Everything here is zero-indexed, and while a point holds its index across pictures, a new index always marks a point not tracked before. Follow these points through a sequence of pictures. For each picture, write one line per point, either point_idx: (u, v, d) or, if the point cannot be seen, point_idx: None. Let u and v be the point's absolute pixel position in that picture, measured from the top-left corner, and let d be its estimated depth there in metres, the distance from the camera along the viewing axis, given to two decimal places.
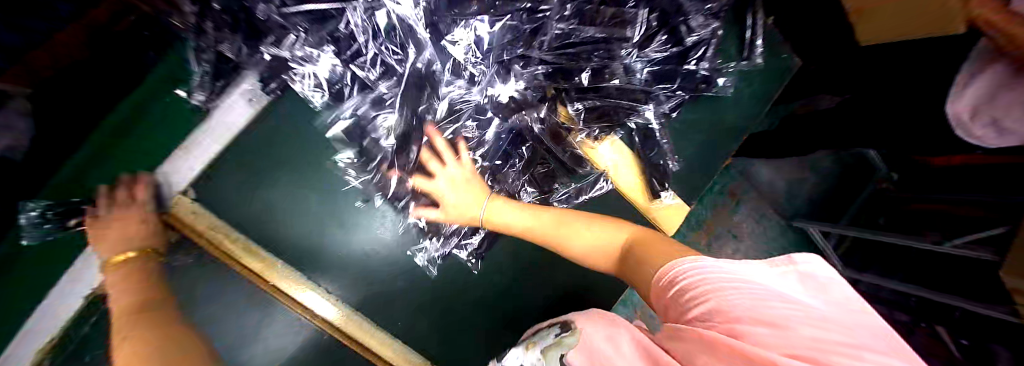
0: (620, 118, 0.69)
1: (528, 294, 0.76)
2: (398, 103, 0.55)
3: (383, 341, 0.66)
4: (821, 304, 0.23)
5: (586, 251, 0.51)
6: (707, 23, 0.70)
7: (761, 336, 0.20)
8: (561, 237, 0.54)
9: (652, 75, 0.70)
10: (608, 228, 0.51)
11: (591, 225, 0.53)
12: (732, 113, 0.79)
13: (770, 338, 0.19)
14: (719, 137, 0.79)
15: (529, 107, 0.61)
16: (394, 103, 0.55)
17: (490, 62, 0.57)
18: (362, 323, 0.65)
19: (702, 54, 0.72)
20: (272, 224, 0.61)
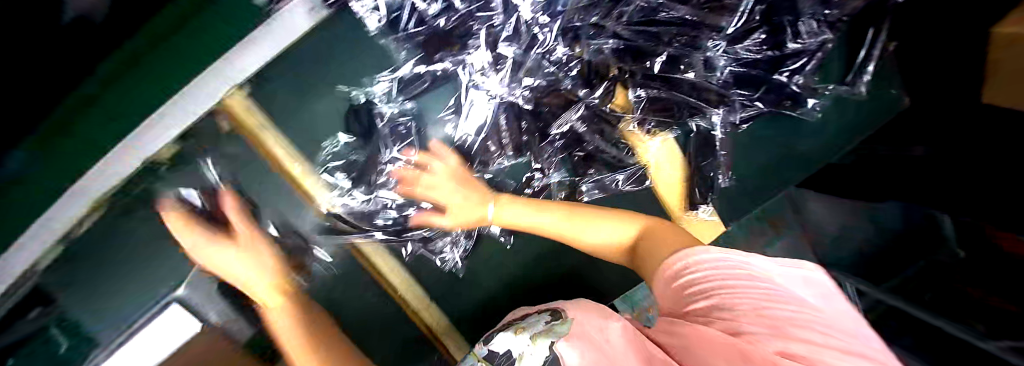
0: (681, 116, 0.63)
1: (535, 269, 0.75)
2: (452, 44, 0.54)
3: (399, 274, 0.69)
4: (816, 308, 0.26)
5: (596, 242, 0.53)
6: (819, 33, 0.60)
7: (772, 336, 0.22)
8: (570, 229, 0.54)
9: (733, 78, 0.62)
10: (618, 224, 0.53)
11: (602, 219, 0.54)
12: (810, 141, 0.70)
13: (783, 339, 0.22)
14: (785, 162, 0.71)
15: (585, 80, 0.57)
16: (450, 44, 0.54)
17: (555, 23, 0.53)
18: (383, 253, 0.68)
19: (800, 67, 0.62)
20: (311, 137, 0.62)
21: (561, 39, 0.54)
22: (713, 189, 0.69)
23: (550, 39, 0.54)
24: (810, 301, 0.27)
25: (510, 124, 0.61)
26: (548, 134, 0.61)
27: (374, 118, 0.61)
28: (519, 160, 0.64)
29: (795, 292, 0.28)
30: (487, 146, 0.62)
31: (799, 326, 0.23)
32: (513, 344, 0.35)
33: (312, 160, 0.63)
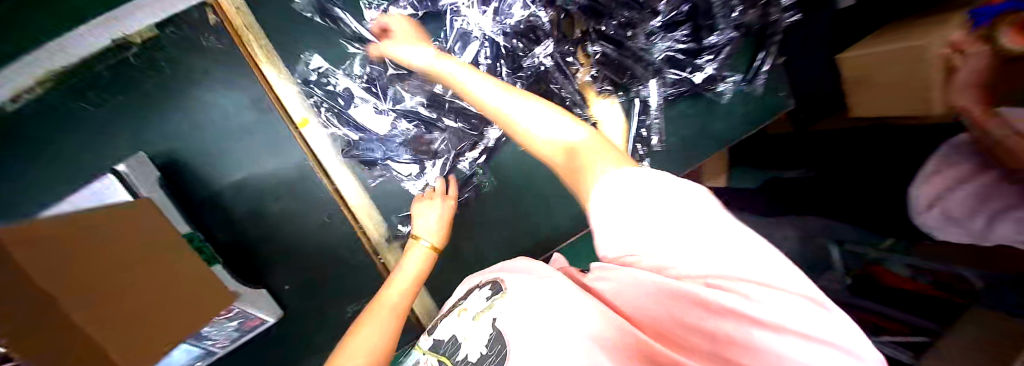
0: (625, 81, 0.77)
1: (493, 211, 0.78)
2: None
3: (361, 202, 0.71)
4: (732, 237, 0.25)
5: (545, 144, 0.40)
6: (725, 31, 0.79)
7: (742, 322, 0.21)
8: (515, 126, 0.43)
9: (667, 59, 0.78)
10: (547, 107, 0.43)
11: (531, 102, 0.44)
12: (721, 122, 0.88)
13: (750, 324, 0.21)
14: (703, 138, 0.87)
15: (550, 34, 0.68)
16: None
17: None
18: (350, 176, 0.70)
19: (714, 57, 0.80)
20: (296, 45, 0.66)
21: None
22: (647, 146, 0.83)
23: None
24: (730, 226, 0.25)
25: (491, 60, 0.68)
26: (520, 74, 0.69)
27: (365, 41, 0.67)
28: None
29: (727, 227, 0.24)
30: None
31: (740, 308, 0.21)
32: (457, 330, 0.38)
33: (295, 77, 0.66)
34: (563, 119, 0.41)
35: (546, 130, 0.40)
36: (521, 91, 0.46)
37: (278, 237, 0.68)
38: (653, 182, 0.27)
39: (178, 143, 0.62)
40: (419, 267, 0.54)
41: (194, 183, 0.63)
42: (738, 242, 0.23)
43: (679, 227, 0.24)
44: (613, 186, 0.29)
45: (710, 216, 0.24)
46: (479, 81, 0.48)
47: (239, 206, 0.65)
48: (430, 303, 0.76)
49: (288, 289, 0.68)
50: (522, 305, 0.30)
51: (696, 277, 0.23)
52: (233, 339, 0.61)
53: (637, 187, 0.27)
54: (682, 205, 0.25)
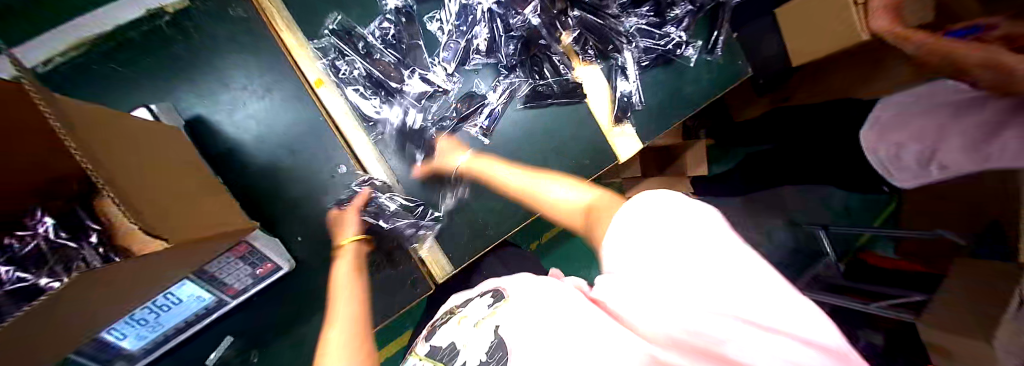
0: (604, 48, 0.88)
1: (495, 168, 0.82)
2: None
3: (371, 156, 0.75)
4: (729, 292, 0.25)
5: (561, 208, 0.55)
6: (682, 6, 0.93)
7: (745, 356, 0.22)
8: (529, 190, 0.62)
9: (638, 30, 0.90)
10: (573, 183, 0.58)
11: (561, 183, 0.59)
12: (692, 86, 0.98)
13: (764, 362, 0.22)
14: (677, 101, 0.97)
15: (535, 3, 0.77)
16: None
17: None
18: (362, 134, 0.74)
19: (677, 27, 0.93)
20: (313, 14, 0.72)
21: None
22: (631, 106, 0.92)
23: None
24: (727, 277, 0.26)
25: (486, 24, 0.77)
26: (512, 34, 0.78)
27: (378, 11, 0.76)
28: (489, 63, 0.80)
29: (727, 255, 0.27)
30: (468, 42, 0.78)
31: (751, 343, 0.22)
32: (456, 336, 0.45)
33: (311, 41, 0.72)
34: (574, 189, 0.56)
35: (570, 194, 0.56)
36: (583, 183, 0.58)
37: (290, 191, 0.70)
38: (664, 206, 0.33)
39: (201, 103, 0.67)
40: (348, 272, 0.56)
41: (212, 140, 0.67)
42: (737, 264, 0.26)
43: (685, 269, 0.27)
44: (638, 231, 0.32)
45: (712, 243, 0.28)
46: (510, 173, 0.68)
47: (253, 163, 0.69)
48: (440, 255, 0.77)
49: (299, 241, 0.70)
50: (518, 312, 0.37)
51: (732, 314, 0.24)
52: (248, 286, 0.63)
53: (650, 231, 0.31)
54: (707, 245, 0.28)
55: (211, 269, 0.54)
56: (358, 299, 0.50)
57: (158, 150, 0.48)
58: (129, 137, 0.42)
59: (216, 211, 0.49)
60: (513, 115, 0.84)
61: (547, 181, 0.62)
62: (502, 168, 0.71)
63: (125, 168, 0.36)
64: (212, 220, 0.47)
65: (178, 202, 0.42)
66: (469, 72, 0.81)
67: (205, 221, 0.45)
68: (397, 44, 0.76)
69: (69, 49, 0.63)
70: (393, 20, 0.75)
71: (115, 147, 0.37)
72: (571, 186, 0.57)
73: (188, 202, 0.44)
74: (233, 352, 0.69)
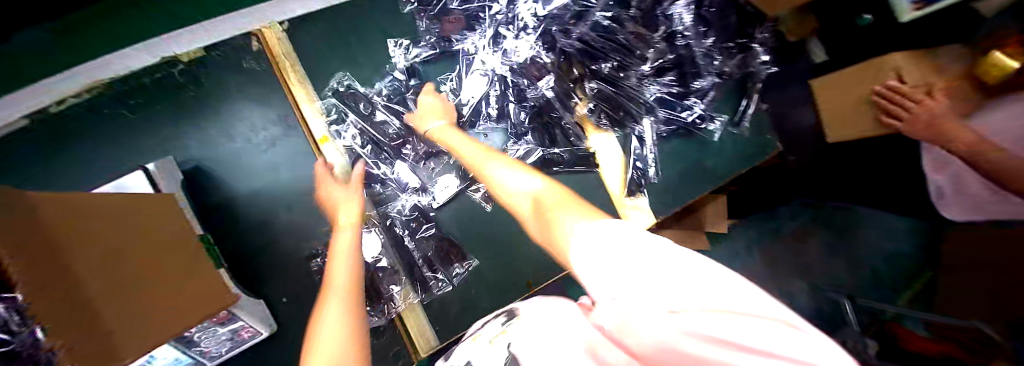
0: (621, 117, 0.84)
1: (496, 237, 0.76)
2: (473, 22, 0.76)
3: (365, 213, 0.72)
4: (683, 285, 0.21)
5: (509, 195, 0.51)
6: (708, 78, 0.88)
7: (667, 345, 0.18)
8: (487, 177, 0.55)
9: (658, 99, 0.86)
10: (522, 169, 0.53)
11: (511, 166, 0.54)
12: (714, 159, 0.92)
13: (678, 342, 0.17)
14: (696, 173, 0.91)
15: (548, 78, 0.75)
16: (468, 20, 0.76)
17: (529, 23, 0.74)
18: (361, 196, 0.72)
19: (701, 100, 0.88)
20: (325, 70, 0.73)
21: (541, 30, 0.74)
22: (645, 179, 0.86)
23: (531, 37, 0.74)
24: (674, 277, 0.22)
25: (498, 88, 0.75)
26: (525, 104, 0.76)
27: (391, 70, 0.76)
28: (499, 127, 0.77)
29: (675, 256, 0.24)
30: (478, 106, 0.75)
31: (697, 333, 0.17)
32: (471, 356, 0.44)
33: (320, 97, 0.72)
34: (527, 175, 0.51)
35: (515, 181, 0.51)
36: (529, 168, 0.54)
37: (282, 247, 0.69)
38: (608, 229, 0.30)
39: (206, 152, 0.67)
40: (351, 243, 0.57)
41: (212, 190, 0.67)
42: (693, 274, 0.22)
43: (642, 276, 0.24)
44: (598, 243, 0.29)
45: (654, 253, 0.25)
46: (471, 148, 0.61)
47: (248, 216, 0.68)
48: (426, 326, 0.72)
49: (284, 302, 0.67)
50: (535, 333, 0.34)
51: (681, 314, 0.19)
52: (224, 349, 0.60)
53: (605, 239, 0.29)
54: (669, 266, 0.23)
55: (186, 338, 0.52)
56: (353, 275, 0.52)
57: (138, 224, 0.45)
58: (100, 216, 0.40)
59: (176, 294, 0.44)
60: None
61: (500, 163, 0.56)
62: (466, 142, 0.63)
63: (66, 259, 0.33)
64: (165, 305, 0.42)
65: (125, 290, 0.38)
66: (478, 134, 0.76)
67: (151, 312, 0.40)
68: (404, 102, 0.75)
69: (82, 90, 0.63)
70: (404, 80, 0.75)
71: (71, 235, 0.35)
72: (518, 171, 0.52)
73: (139, 288, 0.40)
74: None
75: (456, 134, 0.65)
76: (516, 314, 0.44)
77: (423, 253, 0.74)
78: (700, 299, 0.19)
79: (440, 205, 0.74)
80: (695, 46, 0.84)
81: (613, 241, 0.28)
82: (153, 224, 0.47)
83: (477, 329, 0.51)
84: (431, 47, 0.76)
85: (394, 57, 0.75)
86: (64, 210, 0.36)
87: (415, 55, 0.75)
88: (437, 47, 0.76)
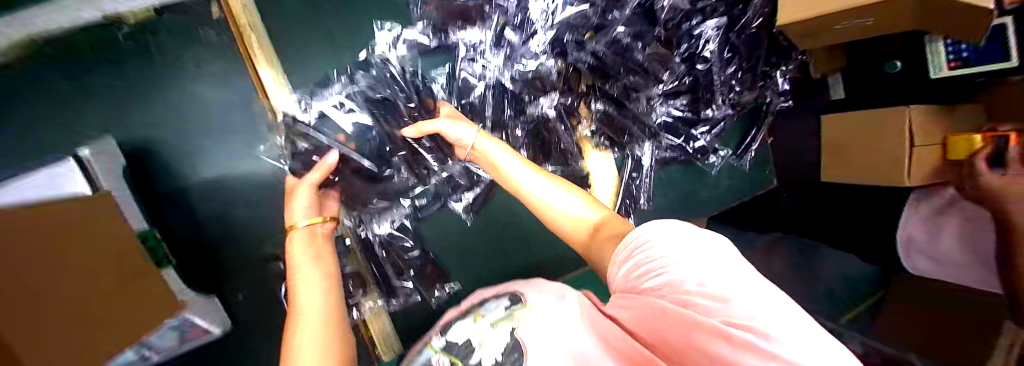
0: (623, 139, 0.79)
1: (474, 246, 0.78)
2: (474, 9, 0.64)
3: None
4: (743, 289, 0.20)
5: (569, 227, 0.45)
6: (723, 108, 0.82)
7: (720, 335, 0.18)
8: (523, 189, 0.49)
9: (664, 124, 0.80)
10: (563, 182, 0.49)
11: (549, 181, 0.49)
12: (708, 190, 0.90)
13: (729, 335, 0.18)
14: (686, 203, 0.89)
15: (550, 93, 0.68)
16: (471, 7, 0.64)
17: (541, 27, 0.65)
18: None
19: (709, 129, 0.84)
20: (299, 50, 0.63)
21: (550, 37, 0.65)
22: (635, 206, 0.84)
23: (539, 44, 0.65)
24: (730, 276, 0.21)
25: (496, 97, 0.67)
26: (521, 118, 0.69)
27: (371, 57, 0.65)
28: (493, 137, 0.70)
29: (735, 263, 0.23)
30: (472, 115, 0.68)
31: (760, 345, 0.16)
32: (472, 335, 0.39)
33: (290, 81, 0.62)
34: (576, 198, 0.47)
35: (570, 206, 0.46)
36: (562, 180, 0.50)
37: (243, 244, 0.64)
38: (670, 230, 0.28)
39: (154, 135, 0.59)
40: (311, 250, 0.44)
41: (159, 177, 0.59)
42: (744, 282, 0.21)
43: (696, 261, 0.22)
44: (652, 236, 0.27)
45: (726, 258, 0.23)
46: (515, 162, 0.53)
47: (204, 211, 0.61)
48: (391, 333, 0.71)
49: (242, 300, 0.64)
50: (545, 319, 0.32)
51: (722, 313, 0.19)
52: (168, 352, 0.55)
53: (669, 237, 0.26)
54: (728, 269, 0.22)
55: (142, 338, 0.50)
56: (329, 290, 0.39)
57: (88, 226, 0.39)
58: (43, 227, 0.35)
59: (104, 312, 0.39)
60: (506, 195, 0.77)
61: (533, 172, 0.51)
62: (513, 158, 0.54)
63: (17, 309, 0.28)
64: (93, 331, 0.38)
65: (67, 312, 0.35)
66: None
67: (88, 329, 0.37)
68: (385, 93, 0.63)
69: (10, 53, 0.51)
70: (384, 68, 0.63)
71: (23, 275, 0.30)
72: (570, 191, 0.48)
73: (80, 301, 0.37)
74: None
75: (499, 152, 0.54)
76: (521, 300, 0.40)
77: (395, 263, 0.71)
78: (753, 306, 0.19)
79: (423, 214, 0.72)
80: (716, 72, 0.77)
81: (676, 237, 0.26)
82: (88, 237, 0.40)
83: (473, 309, 0.47)
84: (425, 36, 0.66)
85: (380, 41, 0.64)
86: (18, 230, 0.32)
87: (403, 43, 0.65)
88: (430, 38, 0.66)
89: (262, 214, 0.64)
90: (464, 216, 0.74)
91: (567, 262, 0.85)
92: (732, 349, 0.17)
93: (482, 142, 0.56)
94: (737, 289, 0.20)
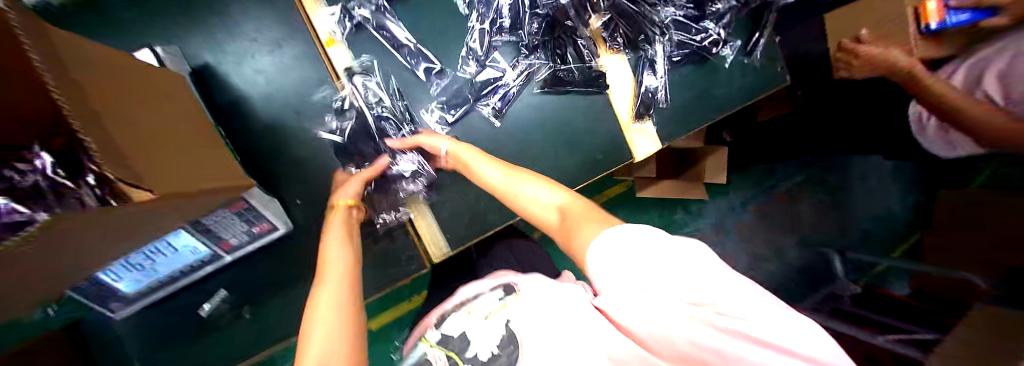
0: (638, 39, 0.83)
1: (504, 153, 0.79)
2: None
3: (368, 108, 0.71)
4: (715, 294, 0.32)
5: (540, 214, 0.56)
6: (726, 1, 0.87)
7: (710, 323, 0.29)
8: (509, 193, 0.59)
9: (673, 22, 0.85)
10: (543, 184, 0.57)
11: (529, 182, 0.58)
12: (723, 88, 0.91)
13: (721, 320, 0.29)
14: (704, 102, 0.90)
15: None
16: None
17: None
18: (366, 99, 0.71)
19: (717, 22, 0.87)
20: None
21: None
22: (655, 103, 0.86)
23: None
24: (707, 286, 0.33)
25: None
26: (538, 12, 0.76)
27: None
28: (513, 40, 0.78)
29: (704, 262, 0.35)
30: (493, 19, 0.76)
31: (745, 329, 0.28)
32: (467, 327, 0.42)
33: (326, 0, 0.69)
34: (545, 188, 0.57)
35: (540, 196, 0.56)
36: (527, 172, 0.60)
37: (293, 153, 0.69)
38: (642, 232, 0.38)
39: (209, 52, 0.66)
40: (342, 221, 0.63)
41: (218, 90, 0.67)
42: (722, 282, 0.32)
43: (680, 276, 0.33)
44: (628, 236, 0.39)
45: (694, 258, 0.35)
46: (492, 168, 0.62)
47: (260, 120, 0.68)
48: (437, 234, 0.75)
49: (298, 204, 0.69)
50: (535, 314, 0.38)
51: (711, 313, 0.30)
52: (242, 244, 0.64)
53: (643, 243, 0.37)
54: (687, 265, 0.34)
55: (206, 221, 0.54)
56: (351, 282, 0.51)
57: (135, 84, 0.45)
58: (141, 80, 0.47)
59: (190, 165, 0.46)
60: (529, 101, 0.79)
61: (497, 170, 0.61)
62: (486, 163, 0.62)
63: (106, 96, 0.36)
64: (191, 163, 0.47)
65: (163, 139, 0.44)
66: (493, 44, 0.77)
67: (184, 157, 0.46)
68: (413, 8, 0.73)
69: None
70: None
71: (119, 93, 0.39)
72: (540, 184, 0.58)
73: (168, 137, 0.45)
74: (226, 307, 0.68)
75: (475, 152, 0.64)
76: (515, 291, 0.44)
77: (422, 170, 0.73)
78: (723, 298, 0.31)
79: (457, 118, 0.75)
80: None
81: (652, 242, 0.37)
82: (173, 102, 0.52)
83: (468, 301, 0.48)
84: None
85: None
86: (111, 63, 0.41)
87: None
88: None
89: (307, 123, 0.69)
90: (491, 120, 0.77)
91: (598, 168, 0.85)
92: (725, 336, 0.28)
93: (463, 150, 0.65)
94: (716, 289, 0.32)
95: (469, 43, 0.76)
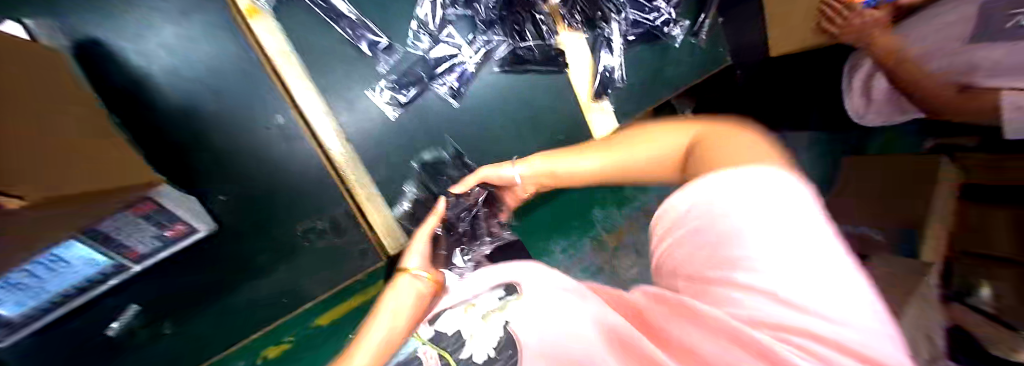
0: (593, 16, 0.82)
1: (463, 137, 0.75)
2: None
3: (305, 88, 0.62)
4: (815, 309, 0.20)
5: (659, 166, 0.46)
6: None
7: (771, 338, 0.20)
8: (620, 164, 0.51)
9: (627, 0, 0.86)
10: (663, 136, 0.48)
11: (651, 136, 0.49)
12: (673, 68, 0.95)
13: (783, 338, 0.20)
14: (657, 82, 0.93)
15: None
16: None
17: None
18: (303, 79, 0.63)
19: (666, 2, 0.89)
20: None
21: None
22: (612, 83, 0.86)
23: None
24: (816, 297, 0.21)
25: None
26: None
27: None
28: (467, 14, 0.73)
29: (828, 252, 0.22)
30: None
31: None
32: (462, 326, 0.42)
33: None
34: (665, 137, 0.47)
35: (660, 147, 0.46)
36: (629, 135, 0.52)
37: (214, 142, 0.59)
38: (769, 183, 0.26)
39: (88, 19, 0.53)
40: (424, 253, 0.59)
41: (115, 70, 0.55)
42: (839, 276, 0.21)
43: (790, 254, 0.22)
44: (744, 180, 0.26)
45: (811, 233, 0.23)
46: (585, 159, 0.56)
47: (167, 103, 0.57)
48: (393, 223, 0.69)
49: (224, 201, 0.60)
50: (532, 309, 0.33)
51: (784, 330, 0.20)
52: (153, 250, 0.55)
53: (757, 196, 0.25)
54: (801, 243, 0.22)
55: (104, 227, 0.44)
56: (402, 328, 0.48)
57: (40, 78, 0.39)
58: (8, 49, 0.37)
59: (88, 159, 0.38)
60: (487, 80, 0.75)
61: (590, 157, 0.55)
62: (576, 159, 0.57)
63: None
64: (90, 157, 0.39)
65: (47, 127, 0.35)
66: (445, 18, 0.72)
67: (81, 150, 0.38)
68: None
69: None
70: None
71: None
72: (655, 137, 0.48)
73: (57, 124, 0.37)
74: (139, 323, 0.58)
75: (557, 160, 0.59)
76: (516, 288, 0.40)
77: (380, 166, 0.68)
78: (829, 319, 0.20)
79: (411, 99, 0.70)
80: None
81: (769, 198, 0.25)
82: (56, 80, 0.42)
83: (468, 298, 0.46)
84: None
85: None
86: None
87: None
88: None
89: (231, 107, 0.60)
90: (448, 100, 0.72)
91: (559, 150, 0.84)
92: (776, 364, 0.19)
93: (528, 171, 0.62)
94: (812, 291, 0.21)
95: (418, 16, 0.70)
